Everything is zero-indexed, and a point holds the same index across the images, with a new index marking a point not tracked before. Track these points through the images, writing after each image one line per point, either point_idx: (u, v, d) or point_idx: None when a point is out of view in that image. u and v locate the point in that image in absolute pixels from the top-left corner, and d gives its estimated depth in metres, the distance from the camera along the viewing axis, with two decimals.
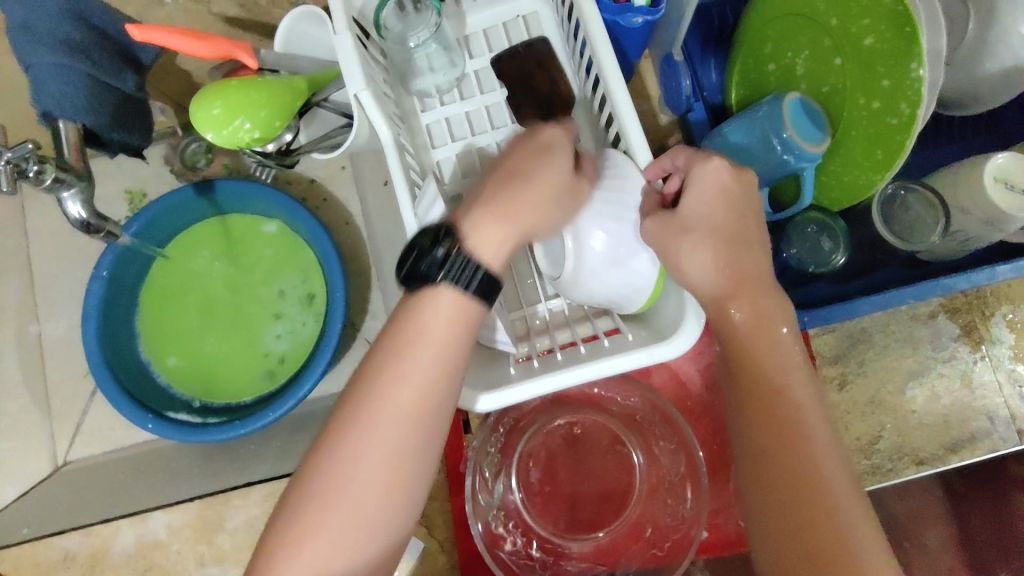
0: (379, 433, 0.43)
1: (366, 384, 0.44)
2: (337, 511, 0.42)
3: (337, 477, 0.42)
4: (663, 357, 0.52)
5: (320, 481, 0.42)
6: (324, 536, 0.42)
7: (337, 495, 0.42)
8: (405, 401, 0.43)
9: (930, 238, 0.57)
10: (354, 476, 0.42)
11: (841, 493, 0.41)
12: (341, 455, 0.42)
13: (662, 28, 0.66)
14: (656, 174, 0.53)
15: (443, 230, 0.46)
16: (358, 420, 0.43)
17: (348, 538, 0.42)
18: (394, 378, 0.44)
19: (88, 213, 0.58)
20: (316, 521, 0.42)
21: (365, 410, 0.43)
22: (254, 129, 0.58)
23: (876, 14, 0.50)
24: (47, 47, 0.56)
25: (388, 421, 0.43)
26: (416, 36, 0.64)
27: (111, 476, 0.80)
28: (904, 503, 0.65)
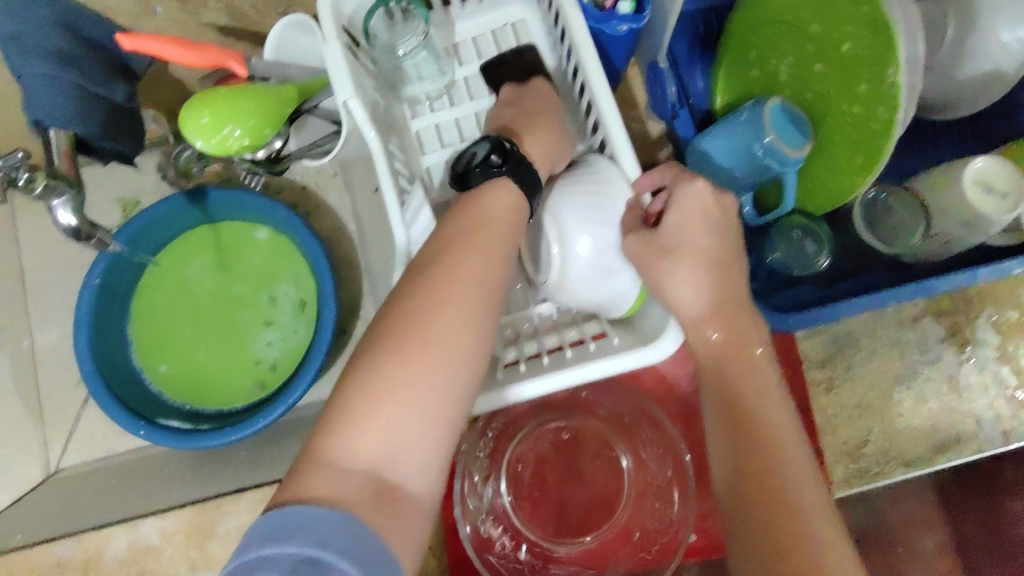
0: (440, 331, 0.44)
1: (422, 292, 0.45)
2: (396, 401, 0.41)
3: (398, 368, 0.42)
4: (646, 360, 0.52)
5: (378, 372, 0.42)
6: (382, 427, 0.41)
7: (398, 386, 0.41)
8: (465, 305, 0.45)
9: (910, 243, 0.59)
10: (414, 371, 0.42)
11: (813, 498, 0.42)
12: (401, 351, 0.42)
13: (646, 37, 0.67)
14: (646, 187, 0.54)
15: (503, 139, 0.53)
16: (419, 321, 0.44)
17: (405, 435, 0.41)
18: (455, 284, 0.46)
19: (78, 221, 0.57)
20: (373, 413, 0.41)
21: (425, 313, 0.44)
22: (243, 137, 0.58)
23: (858, 21, 0.51)
24: (36, 56, 0.57)
25: (448, 322, 0.44)
26: (404, 44, 0.65)
27: (105, 483, 0.80)
28: (898, 508, 0.67)
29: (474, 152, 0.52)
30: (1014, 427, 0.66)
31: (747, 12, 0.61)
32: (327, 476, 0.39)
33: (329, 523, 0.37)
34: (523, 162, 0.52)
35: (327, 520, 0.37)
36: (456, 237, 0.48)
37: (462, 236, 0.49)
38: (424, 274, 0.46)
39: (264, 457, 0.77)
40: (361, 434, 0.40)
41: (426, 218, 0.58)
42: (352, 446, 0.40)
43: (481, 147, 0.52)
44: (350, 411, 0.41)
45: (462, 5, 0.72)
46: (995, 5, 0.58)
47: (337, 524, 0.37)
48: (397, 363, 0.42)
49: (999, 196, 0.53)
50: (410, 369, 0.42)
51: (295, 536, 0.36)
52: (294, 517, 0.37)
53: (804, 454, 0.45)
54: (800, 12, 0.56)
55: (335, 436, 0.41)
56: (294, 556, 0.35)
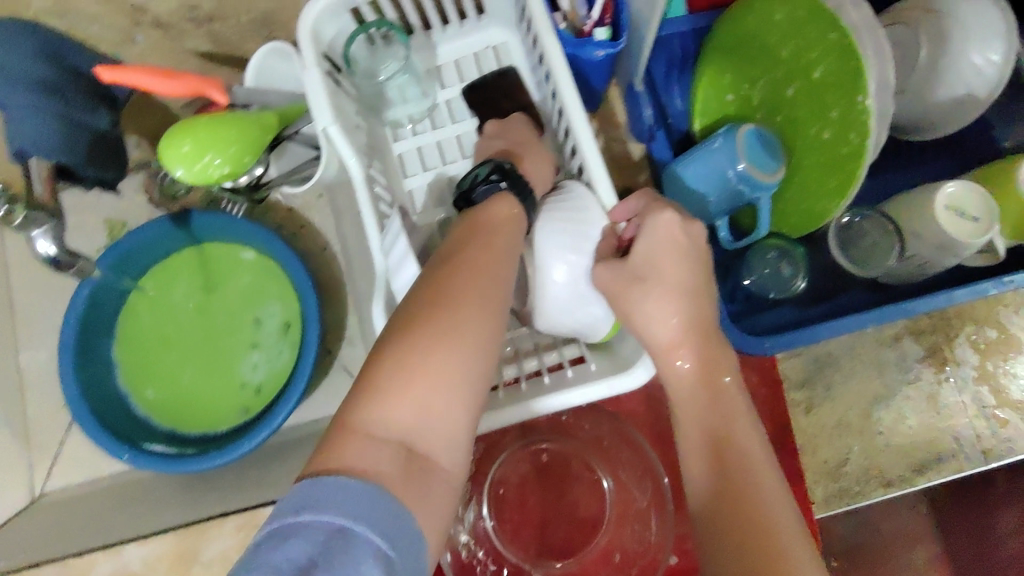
0: (470, 311, 0.44)
1: (447, 278, 0.45)
2: (428, 374, 0.41)
3: (429, 342, 0.41)
4: (623, 389, 0.54)
5: (409, 346, 0.41)
6: (413, 398, 0.40)
7: (429, 360, 0.41)
8: (490, 289, 0.46)
9: (885, 264, 0.60)
10: (445, 346, 0.42)
11: (790, 528, 0.42)
12: (433, 327, 0.42)
13: (625, 60, 0.67)
14: (620, 217, 0.55)
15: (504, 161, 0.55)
16: (448, 302, 0.43)
17: (434, 410, 0.41)
18: (480, 265, 0.46)
19: (58, 250, 0.58)
20: (405, 385, 0.40)
21: (453, 294, 0.44)
22: (223, 165, 0.58)
23: (823, 48, 0.52)
24: (24, 89, 0.57)
25: (476, 304, 0.44)
26: (385, 68, 0.66)
27: (90, 507, 0.80)
28: (889, 521, 0.69)
29: (476, 172, 0.55)
30: (994, 446, 0.66)
31: (722, 37, 0.62)
32: (358, 446, 0.38)
33: (364, 497, 0.35)
34: (522, 182, 0.55)
35: (362, 494, 0.36)
36: (477, 229, 0.49)
37: (482, 231, 0.49)
38: (448, 262, 0.47)
39: (248, 481, 0.76)
40: (393, 404, 0.40)
41: (402, 245, 0.56)
42: (384, 415, 0.39)
43: (483, 169, 0.55)
44: (381, 380, 0.40)
45: (443, 28, 0.72)
46: (967, 29, 0.58)
47: (371, 499, 0.36)
48: (429, 338, 0.42)
49: (969, 219, 0.55)
50: (442, 344, 0.42)
51: (332, 506, 0.35)
52: (330, 486, 0.35)
53: (780, 481, 0.45)
54: (769, 38, 0.57)
55: (368, 405, 0.40)
56: (328, 526, 0.34)
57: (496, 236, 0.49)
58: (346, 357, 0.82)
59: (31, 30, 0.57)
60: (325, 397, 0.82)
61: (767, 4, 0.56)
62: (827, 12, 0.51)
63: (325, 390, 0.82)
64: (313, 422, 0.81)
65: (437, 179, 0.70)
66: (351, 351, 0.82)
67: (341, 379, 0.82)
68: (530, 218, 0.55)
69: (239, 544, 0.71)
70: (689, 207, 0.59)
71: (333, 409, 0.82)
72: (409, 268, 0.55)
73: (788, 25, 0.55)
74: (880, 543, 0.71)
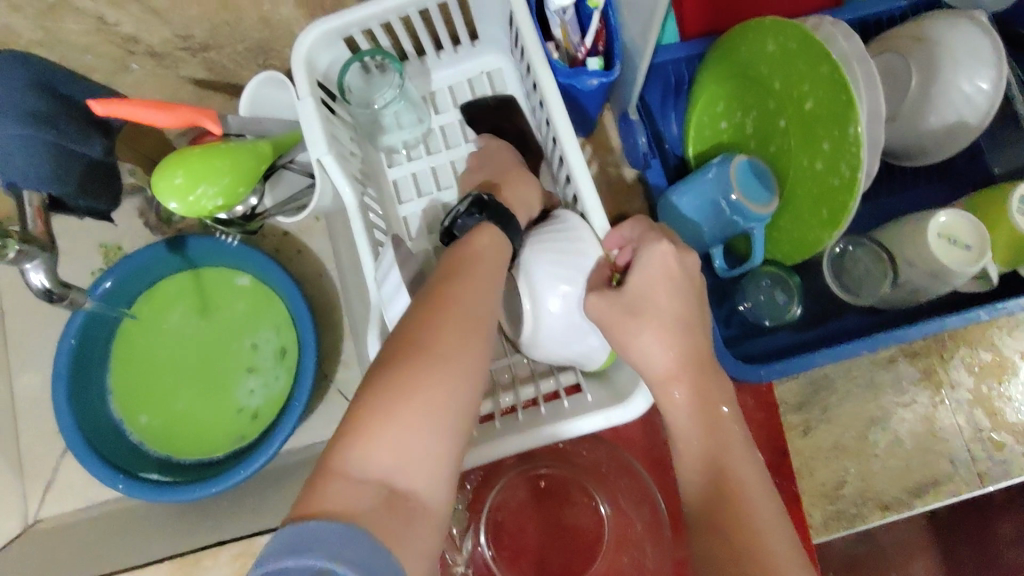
0: (453, 346, 0.44)
1: (431, 314, 0.45)
2: (409, 411, 0.40)
3: (411, 379, 0.41)
4: (619, 420, 0.54)
5: (390, 384, 0.41)
6: (395, 436, 0.40)
7: (411, 397, 0.41)
8: (473, 324, 0.46)
9: (879, 291, 0.62)
10: (427, 382, 0.42)
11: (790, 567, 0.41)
12: (415, 363, 0.42)
13: (619, 87, 0.68)
14: (614, 244, 0.56)
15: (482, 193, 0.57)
16: (430, 339, 0.44)
17: (416, 446, 0.40)
18: (458, 301, 0.46)
19: (51, 282, 0.58)
20: (387, 423, 0.40)
21: (435, 330, 0.44)
22: (216, 197, 0.58)
23: (814, 81, 0.53)
24: (12, 119, 0.55)
25: (459, 339, 0.44)
26: (381, 97, 0.65)
27: (83, 534, 0.79)
28: (892, 535, 0.71)
29: (456, 207, 0.56)
30: (990, 469, 0.66)
31: (714, 66, 0.62)
32: (338, 488, 0.38)
33: (347, 537, 0.35)
34: (503, 211, 0.55)
35: (344, 535, 0.35)
36: (461, 264, 0.50)
37: (467, 265, 0.49)
38: (433, 296, 0.47)
39: (243, 508, 0.76)
40: (374, 443, 0.40)
41: (395, 276, 0.56)
42: (365, 454, 0.39)
43: (462, 203, 0.56)
44: (362, 420, 0.40)
45: (438, 54, 0.72)
46: (956, 59, 0.59)
47: (353, 539, 0.35)
48: (410, 376, 0.41)
49: (962, 248, 0.55)
50: (424, 379, 0.42)
51: (314, 549, 0.34)
52: (312, 530, 0.35)
53: (779, 515, 0.44)
54: (761, 70, 0.57)
55: (349, 446, 0.40)
56: (312, 567, 0.33)
57: (479, 270, 0.49)
58: (342, 381, 0.82)
59: (23, 60, 0.57)
60: (321, 421, 0.82)
61: (759, 33, 0.56)
62: (817, 43, 0.51)
63: (321, 414, 0.82)
64: (309, 447, 0.80)
65: (432, 205, 0.71)
66: (347, 375, 0.82)
67: (337, 403, 0.82)
68: (514, 244, 0.56)
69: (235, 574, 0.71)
70: (685, 237, 0.60)
71: (330, 434, 0.81)
72: (400, 303, 0.54)
73: (779, 56, 0.55)
74: (888, 556, 0.72)
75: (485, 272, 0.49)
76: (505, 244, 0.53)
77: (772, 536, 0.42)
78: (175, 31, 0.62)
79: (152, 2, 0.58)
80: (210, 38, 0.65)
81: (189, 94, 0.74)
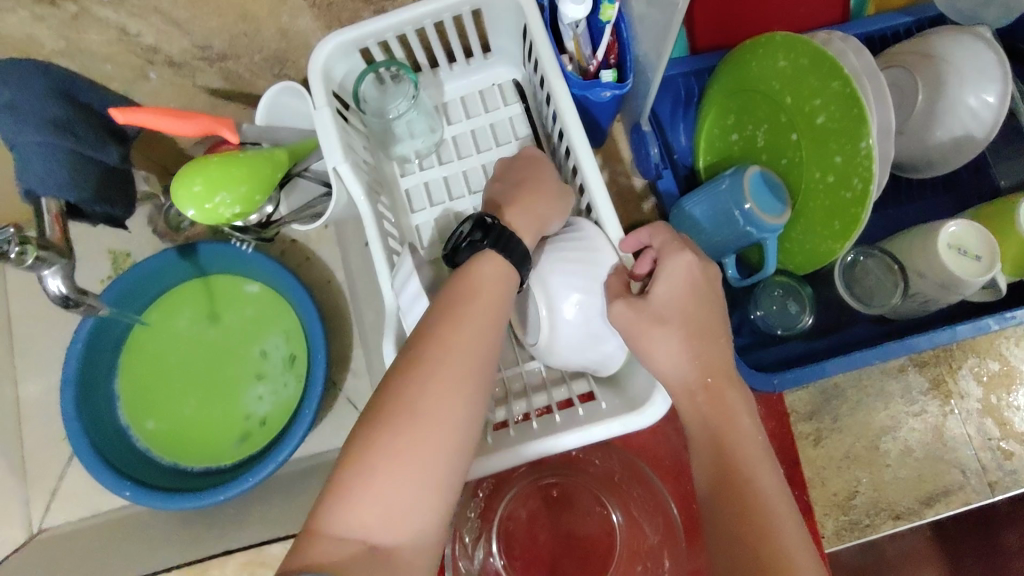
0: (435, 398, 0.45)
1: (427, 352, 0.47)
2: (391, 471, 0.43)
3: (391, 436, 0.43)
4: (637, 426, 0.54)
5: (372, 445, 0.43)
6: (379, 495, 0.42)
7: (392, 456, 0.43)
8: (457, 373, 0.46)
9: (891, 301, 0.62)
10: (407, 439, 0.43)
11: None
12: (395, 422, 0.44)
13: (630, 99, 0.69)
14: (631, 247, 0.56)
15: (487, 214, 0.54)
16: (409, 396, 0.45)
17: (402, 504, 0.42)
18: (451, 344, 0.47)
19: (68, 287, 0.59)
20: (370, 483, 0.42)
21: (424, 376, 0.45)
22: (234, 204, 0.59)
23: (825, 96, 0.54)
24: (33, 126, 0.56)
25: (442, 391, 0.45)
26: (395, 107, 0.65)
27: (88, 545, 0.78)
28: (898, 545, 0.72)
29: (459, 230, 0.54)
30: (999, 478, 0.67)
31: (725, 79, 0.64)
32: (326, 542, 0.40)
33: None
34: (506, 236, 0.52)
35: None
36: (456, 296, 0.50)
37: (454, 302, 0.49)
38: (430, 336, 0.48)
39: (252, 515, 0.75)
40: (358, 502, 0.42)
41: (415, 284, 0.56)
42: (350, 514, 0.42)
43: (465, 223, 0.54)
44: (346, 481, 0.42)
45: (451, 66, 0.73)
46: (963, 72, 0.60)
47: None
48: (391, 434, 0.43)
49: (972, 257, 0.57)
50: (404, 438, 0.43)
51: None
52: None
53: (798, 524, 0.44)
54: (773, 84, 0.58)
55: (334, 505, 0.42)
56: None
57: (465, 305, 0.49)
58: (351, 390, 0.82)
59: (44, 69, 0.58)
60: (330, 430, 0.81)
61: (770, 50, 0.58)
62: (828, 60, 0.53)
63: (330, 422, 0.81)
64: (320, 456, 0.80)
65: (444, 214, 0.71)
66: (356, 383, 0.82)
67: (346, 411, 0.82)
68: (522, 273, 0.53)
69: None
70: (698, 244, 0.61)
71: (339, 442, 0.81)
72: (420, 309, 0.55)
73: (790, 72, 0.56)
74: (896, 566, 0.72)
75: (470, 309, 0.49)
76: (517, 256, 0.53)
77: (792, 544, 0.43)
78: (194, 41, 0.63)
79: (172, 13, 0.59)
80: (229, 48, 0.66)
81: (204, 103, 0.75)
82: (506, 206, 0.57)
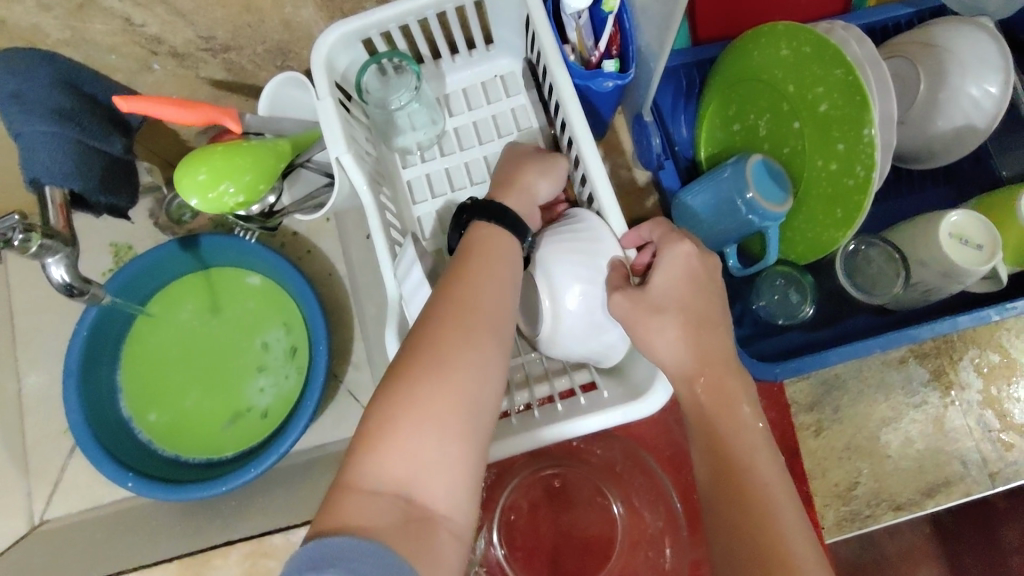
0: (455, 358, 0.44)
1: (441, 322, 0.46)
2: (412, 425, 0.42)
3: (410, 391, 0.43)
4: (638, 415, 0.54)
5: (396, 401, 0.42)
6: (403, 449, 0.41)
7: (411, 410, 0.42)
8: (470, 333, 0.46)
9: (892, 289, 0.63)
10: (432, 394, 0.43)
11: (812, 564, 0.42)
12: (414, 377, 0.43)
13: (631, 90, 0.69)
14: (633, 242, 0.57)
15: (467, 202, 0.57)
16: (426, 354, 0.44)
17: (425, 458, 0.42)
18: (466, 312, 0.47)
19: (72, 276, 0.59)
20: (392, 437, 0.42)
21: (438, 344, 0.45)
22: (237, 193, 0.59)
23: (828, 84, 0.54)
24: (38, 116, 0.56)
25: (458, 348, 0.45)
26: (398, 98, 0.65)
27: (90, 536, 0.78)
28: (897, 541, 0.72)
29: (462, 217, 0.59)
30: (1000, 469, 0.67)
31: (727, 69, 0.64)
32: (354, 503, 0.40)
33: (364, 554, 0.37)
34: (487, 205, 0.55)
35: (363, 551, 0.37)
36: (468, 271, 0.50)
37: (465, 272, 0.50)
38: (437, 315, 0.47)
39: (254, 507, 0.75)
40: (382, 457, 0.41)
41: (417, 272, 0.56)
42: (376, 469, 0.41)
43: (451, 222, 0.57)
44: (370, 436, 0.42)
45: (452, 58, 0.73)
46: (965, 62, 0.61)
47: (370, 555, 0.37)
48: (415, 392, 0.43)
49: (973, 247, 0.57)
50: (421, 400, 0.43)
51: (332, 565, 0.36)
52: (330, 546, 0.37)
53: (796, 513, 0.44)
54: (775, 72, 0.59)
55: (358, 463, 0.41)
56: None
57: (476, 274, 0.50)
58: (353, 382, 0.82)
59: (50, 60, 0.58)
60: (331, 423, 0.81)
61: (773, 39, 0.58)
62: (831, 48, 0.53)
63: (331, 414, 0.82)
64: (321, 449, 0.81)
65: (446, 205, 0.71)
66: (357, 375, 0.82)
67: (347, 403, 0.82)
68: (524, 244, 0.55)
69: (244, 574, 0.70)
70: (699, 234, 0.62)
71: (339, 435, 0.81)
72: (423, 296, 0.55)
73: (792, 60, 0.57)
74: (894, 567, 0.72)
75: (481, 280, 0.49)
76: (514, 243, 0.54)
77: (793, 531, 0.43)
78: (198, 32, 0.63)
79: (177, 4, 0.59)
80: (232, 39, 0.66)
81: (207, 94, 0.75)
82: (508, 196, 0.57)
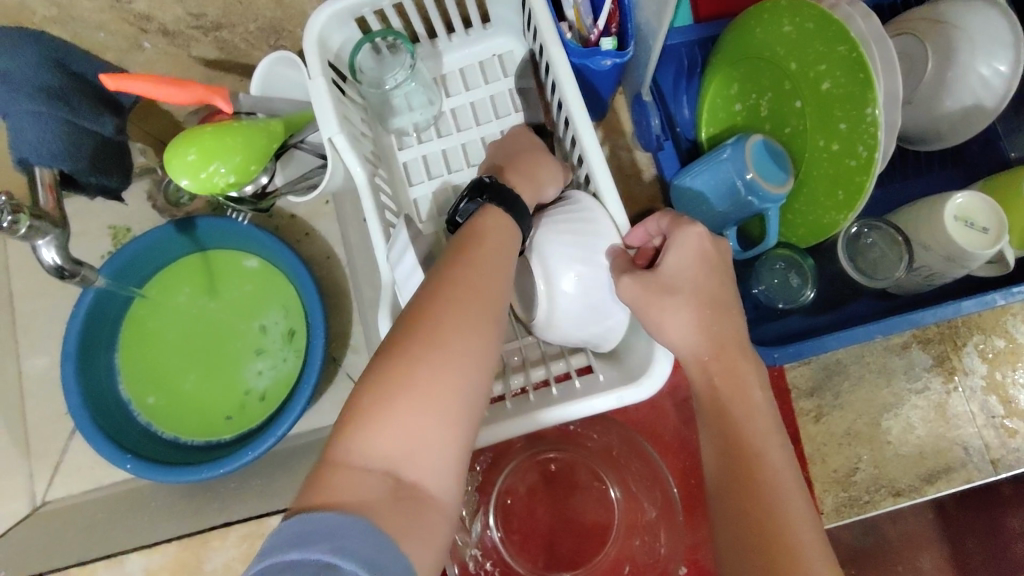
0: (452, 337, 0.44)
1: (434, 300, 0.45)
2: (409, 399, 0.41)
3: (410, 367, 0.42)
4: (630, 399, 0.53)
5: (393, 378, 0.41)
6: (403, 421, 0.41)
7: (410, 386, 0.41)
8: (469, 310, 0.45)
9: (894, 273, 0.61)
10: (426, 372, 0.42)
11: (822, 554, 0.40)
12: (413, 350, 0.43)
13: (632, 69, 0.68)
14: (640, 236, 0.56)
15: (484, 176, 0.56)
16: (425, 332, 0.43)
17: (416, 437, 0.41)
18: (464, 292, 0.46)
19: (62, 258, 0.59)
20: (385, 417, 0.41)
21: (437, 322, 0.44)
22: (229, 173, 0.58)
23: (831, 60, 0.53)
24: (25, 95, 0.55)
25: (456, 326, 0.44)
26: (392, 78, 0.64)
27: (91, 517, 0.79)
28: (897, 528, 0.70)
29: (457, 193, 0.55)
30: (1003, 456, 0.66)
31: (729, 47, 0.62)
32: (353, 474, 0.39)
33: (356, 532, 0.36)
34: (507, 191, 0.54)
35: (359, 530, 0.36)
36: (470, 251, 0.49)
37: (466, 247, 0.49)
38: (426, 294, 0.46)
39: (252, 491, 0.75)
40: (382, 428, 0.40)
41: (411, 257, 0.55)
42: (375, 440, 0.40)
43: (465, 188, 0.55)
44: (364, 411, 0.41)
45: (450, 37, 0.71)
46: (976, 39, 0.59)
47: (360, 533, 0.36)
48: (409, 369, 0.42)
49: (979, 230, 0.56)
50: (416, 378, 0.42)
51: (321, 541, 0.35)
52: (319, 522, 0.36)
53: (803, 500, 0.43)
54: (778, 50, 0.57)
55: (360, 432, 0.40)
56: (316, 561, 0.34)
57: (477, 251, 0.49)
58: (351, 366, 0.81)
59: (36, 37, 0.56)
60: (329, 406, 0.81)
61: (775, 15, 0.56)
62: (834, 24, 0.51)
63: (329, 399, 0.81)
64: (317, 431, 0.80)
65: (443, 187, 0.70)
66: (354, 358, 0.82)
67: (344, 387, 0.81)
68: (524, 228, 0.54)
69: (244, 556, 0.70)
70: (699, 216, 0.61)
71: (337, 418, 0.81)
72: (415, 284, 0.54)
73: (795, 36, 0.55)
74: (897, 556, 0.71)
75: (482, 262, 0.48)
76: (507, 224, 0.53)
77: (801, 520, 0.42)
78: (188, 9, 0.62)
79: None
80: (223, 17, 0.65)
81: (199, 74, 0.74)
82: (504, 176, 0.57)
